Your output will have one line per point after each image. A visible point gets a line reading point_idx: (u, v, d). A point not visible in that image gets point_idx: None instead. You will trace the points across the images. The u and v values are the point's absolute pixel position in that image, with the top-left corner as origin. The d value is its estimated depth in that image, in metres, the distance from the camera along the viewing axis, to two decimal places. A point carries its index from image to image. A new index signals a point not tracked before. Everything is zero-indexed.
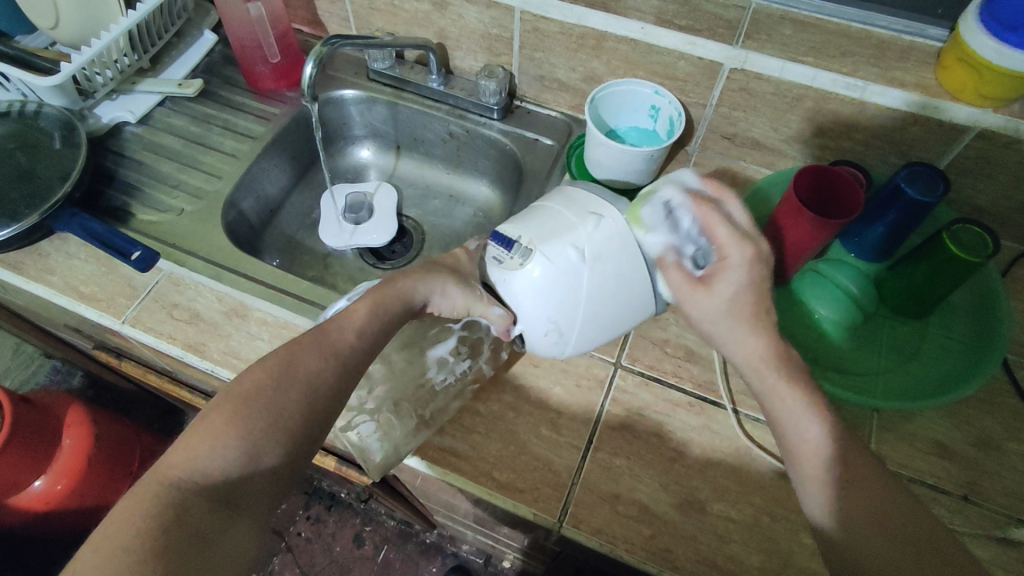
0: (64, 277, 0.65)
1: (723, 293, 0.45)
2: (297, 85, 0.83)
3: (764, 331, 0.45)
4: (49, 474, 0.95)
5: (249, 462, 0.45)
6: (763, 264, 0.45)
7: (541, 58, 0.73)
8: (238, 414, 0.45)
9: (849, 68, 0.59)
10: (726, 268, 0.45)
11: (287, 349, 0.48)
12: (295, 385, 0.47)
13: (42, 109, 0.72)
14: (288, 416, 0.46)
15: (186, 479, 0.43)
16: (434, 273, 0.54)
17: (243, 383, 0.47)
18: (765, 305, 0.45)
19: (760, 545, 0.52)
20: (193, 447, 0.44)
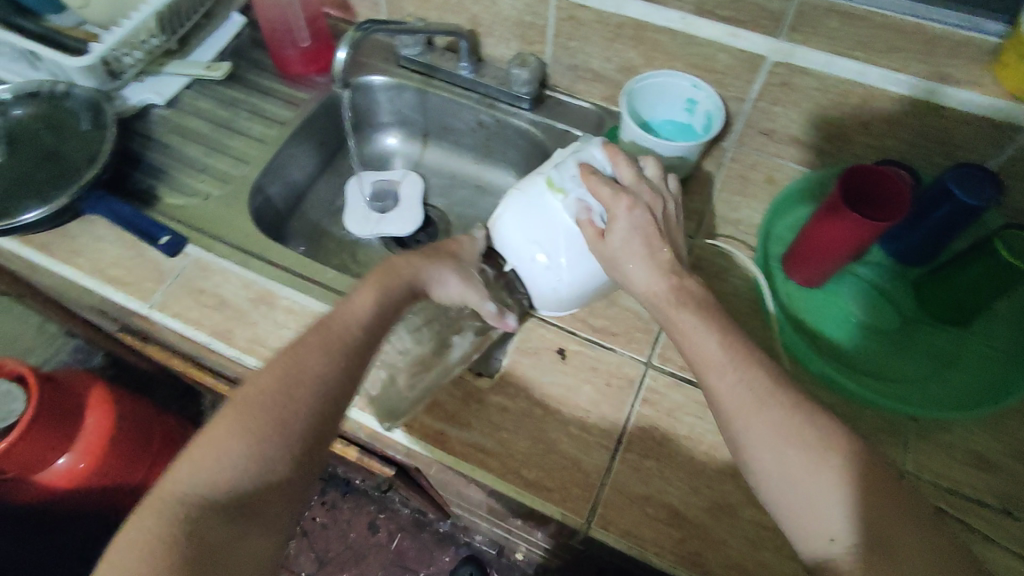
0: (92, 259, 0.65)
1: (614, 243, 0.51)
2: (325, 70, 0.82)
3: (655, 268, 0.50)
4: (72, 453, 0.95)
5: (257, 473, 0.43)
6: (646, 215, 0.50)
7: (575, 48, 0.71)
8: (244, 424, 0.43)
9: (899, 64, 0.57)
10: (613, 221, 0.50)
11: (288, 357, 0.46)
12: (299, 389, 0.45)
13: (72, 89, 0.71)
14: (293, 424, 0.44)
15: (193, 491, 0.41)
16: (431, 260, 0.54)
17: (247, 391, 0.45)
18: (648, 250, 0.50)
19: (793, 553, 0.51)
20: (202, 457, 0.42)
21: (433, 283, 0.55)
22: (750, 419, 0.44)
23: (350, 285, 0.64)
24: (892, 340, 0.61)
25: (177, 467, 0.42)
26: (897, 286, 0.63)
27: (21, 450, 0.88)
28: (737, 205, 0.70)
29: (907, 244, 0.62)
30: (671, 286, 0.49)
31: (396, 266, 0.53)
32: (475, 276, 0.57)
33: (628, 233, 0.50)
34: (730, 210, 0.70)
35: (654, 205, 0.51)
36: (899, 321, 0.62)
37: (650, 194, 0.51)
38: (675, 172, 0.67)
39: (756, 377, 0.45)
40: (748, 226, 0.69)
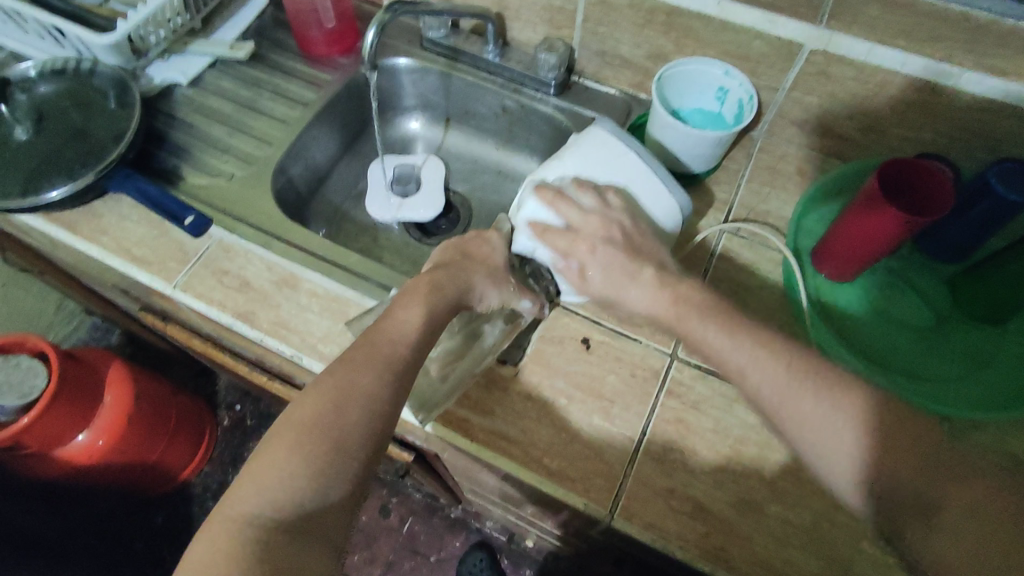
0: (117, 239, 0.65)
1: (596, 283, 0.53)
2: (349, 51, 0.81)
3: (646, 287, 0.51)
4: (91, 429, 0.97)
5: (319, 492, 0.38)
6: (609, 249, 0.52)
7: (605, 33, 0.70)
8: (303, 440, 0.39)
9: (943, 54, 0.55)
10: (586, 266, 0.53)
11: (342, 369, 0.43)
12: (354, 402, 0.41)
13: (97, 67, 0.71)
14: (352, 439, 0.40)
15: (257, 512, 0.37)
16: (470, 276, 0.52)
17: (302, 406, 0.41)
18: (630, 277, 0.52)
19: (818, 550, 0.50)
20: (260, 477, 0.38)
21: (474, 295, 0.52)
22: (781, 406, 0.44)
23: (373, 269, 0.64)
24: (923, 338, 0.59)
25: (233, 490, 0.38)
26: (930, 283, 0.62)
27: (45, 428, 0.87)
28: (766, 196, 0.69)
29: (942, 241, 0.60)
30: (670, 298, 0.50)
31: (434, 276, 0.50)
32: (509, 281, 0.55)
33: (604, 269, 0.52)
34: (758, 202, 0.69)
35: (611, 230, 0.53)
36: (931, 319, 0.60)
37: (604, 224, 0.53)
38: (705, 161, 0.66)
39: (778, 364, 0.45)
40: (777, 218, 0.68)
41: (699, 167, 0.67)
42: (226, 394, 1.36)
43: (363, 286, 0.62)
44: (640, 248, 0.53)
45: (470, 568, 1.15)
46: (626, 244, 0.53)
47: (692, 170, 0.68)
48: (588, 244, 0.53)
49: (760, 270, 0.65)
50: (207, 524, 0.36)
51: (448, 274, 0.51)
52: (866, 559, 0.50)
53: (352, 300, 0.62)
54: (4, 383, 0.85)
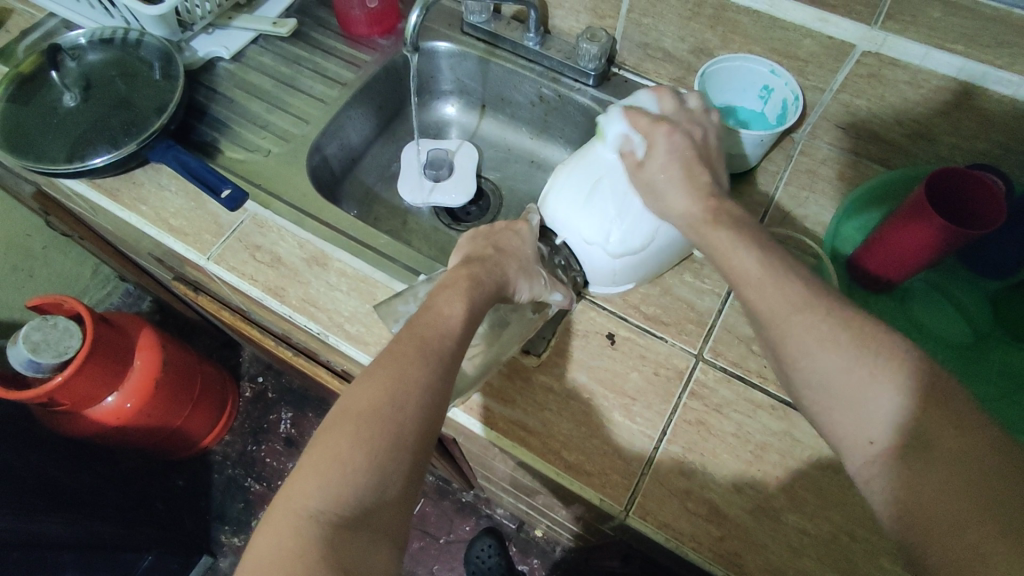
0: (155, 208, 0.66)
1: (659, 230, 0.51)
2: (389, 33, 0.81)
3: (683, 188, 0.49)
4: (121, 392, 1.00)
5: (379, 485, 0.38)
6: (685, 138, 0.50)
7: (649, 25, 0.68)
8: (361, 435, 0.39)
9: (1005, 61, 0.52)
10: (652, 140, 0.50)
11: (394, 363, 0.42)
12: (410, 397, 0.41)
13: (144, 38, 0.72)
14: (408, 435, 0.40)
15: (322, 509, 0.37)
16: (504, 268, 0.52)
17: (356, 401, 0.40)
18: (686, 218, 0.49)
19: (835, 563, 0.49)
20: (316, 474, 0.38)
21: (507, 288, 0.52)
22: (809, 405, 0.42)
23: (402, 252, 0.64)
24: (959, 354, 0.58)
25: (290, 486, 0.38)
26: (971, 299, 0.60)
27: (79, 387, 0.90)
28: (804, 200, 0.67)
29: (988, 256, 0.58)
30: (710, 206, 0.48)
31: (472, 270, 0.50)
32: (540, 274, 0.54)
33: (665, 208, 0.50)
34: (796, 206, 0.67)
35: (693, 129, 0.51)
36: (970, 336, 0.58)
37: (690, 119, 0.52)
38: (744, 160, 0.64)
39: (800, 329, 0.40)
40: (814, 223, 0.66)
41: (736, 168, 0.66)
42: (250, 366, 1.39)
43: (391, 268, 0.63)
44: (713, 161, 0.51)
45: (478, 553, 1.16)
46: (697, 150, 0.50)
47: (730, 169, 0.66)
48: (667, 126, 0.50)
49: None
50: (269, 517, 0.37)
51: (484, 267, 0.51)
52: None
53: (380, 282, 0.63)
54: (41, 341, 0.87)
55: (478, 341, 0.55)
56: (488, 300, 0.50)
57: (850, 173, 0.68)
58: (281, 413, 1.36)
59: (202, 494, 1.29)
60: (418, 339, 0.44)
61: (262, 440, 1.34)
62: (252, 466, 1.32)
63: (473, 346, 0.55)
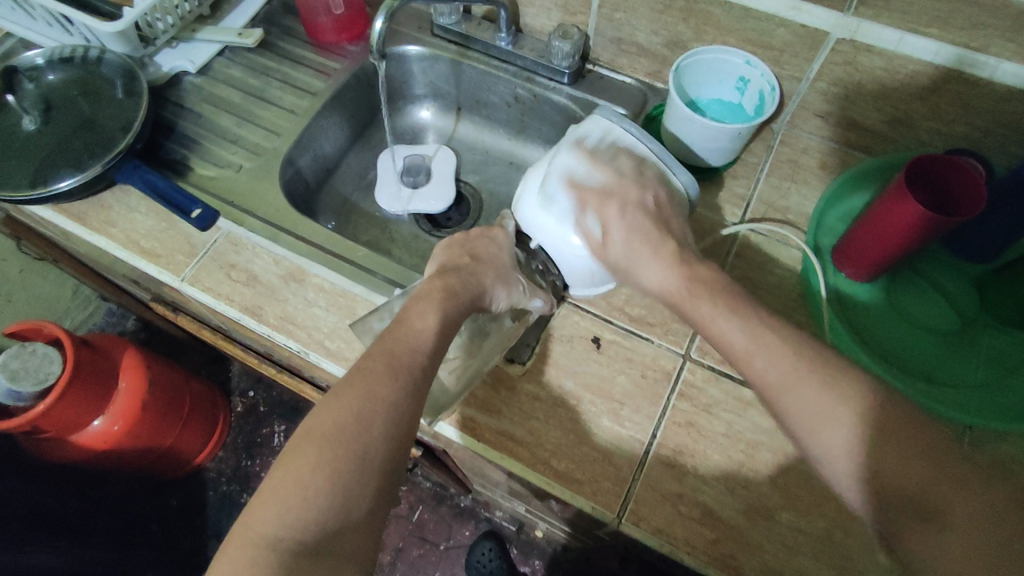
0: (125, 230, 0.65)
1: (617, 251, 0.51)
2: (358, 39, 0.79)
3: (660, 266, 0.49)
4: (107, 415, 0.98)
5: (342, 508, 0.38)
6: (639, 213, 0.51)
7: (621, 20, 0.67)
8: (324, 458, 0.38)
9: (979, 43, 0.51)
10: (609, 226, 0.51)
11: (362, 382, 0.41)
12: (376, 416, 0.40)
13: (104, 55, 0.70)
14: (374, 455, 0.39)
15: (281, 537, 0.36)
16: (480, 275, 0.51)
17: (321, 421, 0.40)
18: (652, 249, 0.50)
19: (831, 561, 0.49)
20: (276, 502, 0.37)
21: (485, 298, 0.51)
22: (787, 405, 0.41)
23: (380, 264, 0.63)
24: (949, 342, 0.57)
25: (251, 511, 0.37)
26: (956, 284, 0.59)
27: (61, 413, 0.88)
28: (786, 191, 0.67)
29: (970, 240, 0.58)
30: (685, 277, 0.48)
31: (447, 282, 0.49)
32: (519, 280, 0.53)
33: (629, 234, 0.50)
34: (778, 197, 0.66)
35: (644, 195, 0.51)
36: (957, 321, 0.58)
37: (633, 189, 0.51)
38: (723, 155, 0.63)
39: None
40: (797, 215, 0.65)
41: (716, 162, 0.65)
42: (239, 381, 1.37)
43: (370, 281, 0.62)
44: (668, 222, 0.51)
45: (479, 557, 1.15)
46: (654, 219, 0.51)
47: (710, 163, 0.65)
48: (618, 207, 0.51)
49: (780, 269, 0.63)
50: (227, 546, 0.36)
51: (460, 278, 0.50)
52: (881, 569, 0.48)
53: (360, 296, 0.61)
54: (19, 369, 0.85)
55: (455, 353, 0.54)
56: (466, 312, 0.49)
57: (831, 162, 0.68)
58: (274, 426, 1.34)
59: (195, 512, 1.27)
60: (395, 358, 0.43)
61: (256, 454, 1.32)
62: (246, 481, 1.30)
63: (450, 358, 0.54)
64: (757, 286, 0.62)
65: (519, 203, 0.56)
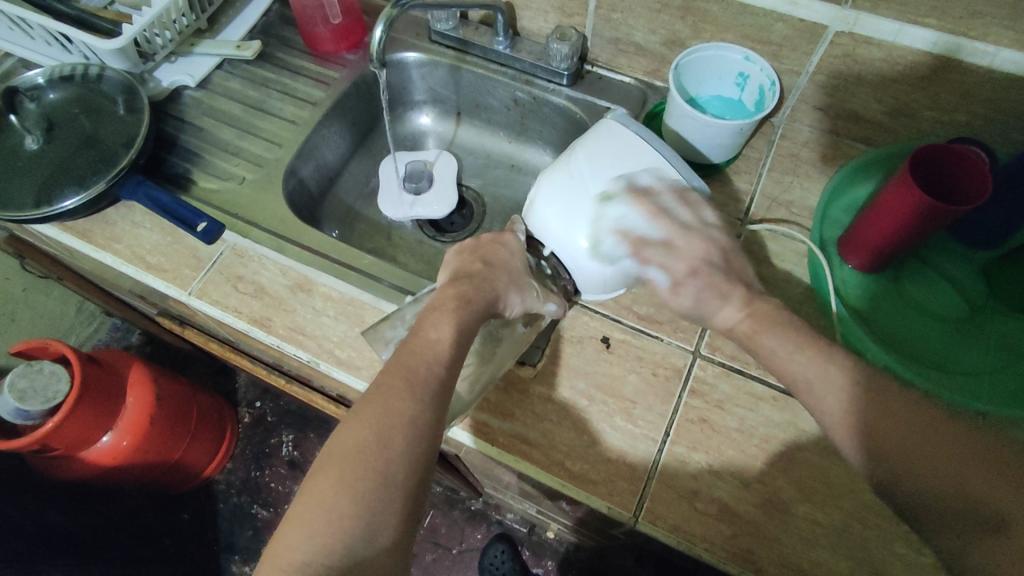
0: (130, 246, 0.65)
1: (685, 302, 0.50)
2: (356, 47, 0.79)
3: (734, 307, 0.49)
4: (116, 431, 0.97)
5: (369, 531, 0.38)
6: (710, 266, 0.50)
7: (618, 20, 0.67)
8: (348, 480, 0.38)
9: (979, 31, 0.52)
10: (678, 280, 0.50)
11: (380, 398, 0.41)
12: (397, 431, 0.40)
13: (104, 72, 0.70)
14: (396, 472, 0.39)
15: (310, 559, 0.37)
16: (494, 280, 0.51)
17: (341, 441, 0.40)
18: (722, 295, 0.49)
19: (849, 553, 0.49)
20: (305, 521, 0.37)
21: (498, 303, 0.51)
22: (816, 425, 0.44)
23: (386, 270, 0.63)
24: (959, 330, 0.57)
25: (280, 539, 0.38)
26: (963, 272, 0.60)
27: (71, 430, 0.88)
28: (789, 185, 0.67)
29: (977, 226, 0.58)
30: (749, 314, 0.48)
31: (460, 289, 0.49)
32: (531, 285, 0.53)
33: (699, 288, 0.50)
34: (781, 191, 0.66)
35: (709, 246, 0.50)
36: (966, 309, 0.58)
37: (705, 238, 0.50)
38: (724, 151, 0.64)
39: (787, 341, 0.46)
40: (800, 208, 0.65)
41: (718, 158, 0.65)
42: (246, 392, 1.38)
43: (376, 288, 0.62)
44: (735, 266, 0.51)
45: (492, 559, 1.15)
46: (718, 263, 0.50)
47: (711, 160, 0.66)
48: (688, 264, 0.50)
49: (785, 263, 0.63)
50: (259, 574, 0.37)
51: (473, 285, 0.50)
52: (901, 561, 0.48)
53: (367, 304, 0.61)
54: (28, 388, 0.85)
55: (470, 361, 0.53)
56: (477, 316, 0.49)
57: (832, 154, 0.68)
58: (282, 436, 1.34)
59: (208, 526, 1.27)
60: (409, 364, 0.43)
61: (265, 464, 1.32)
62: (256, 492, 1.30)
63: (465, 365, 0.53)
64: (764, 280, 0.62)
65: (529, 209, 0.56)
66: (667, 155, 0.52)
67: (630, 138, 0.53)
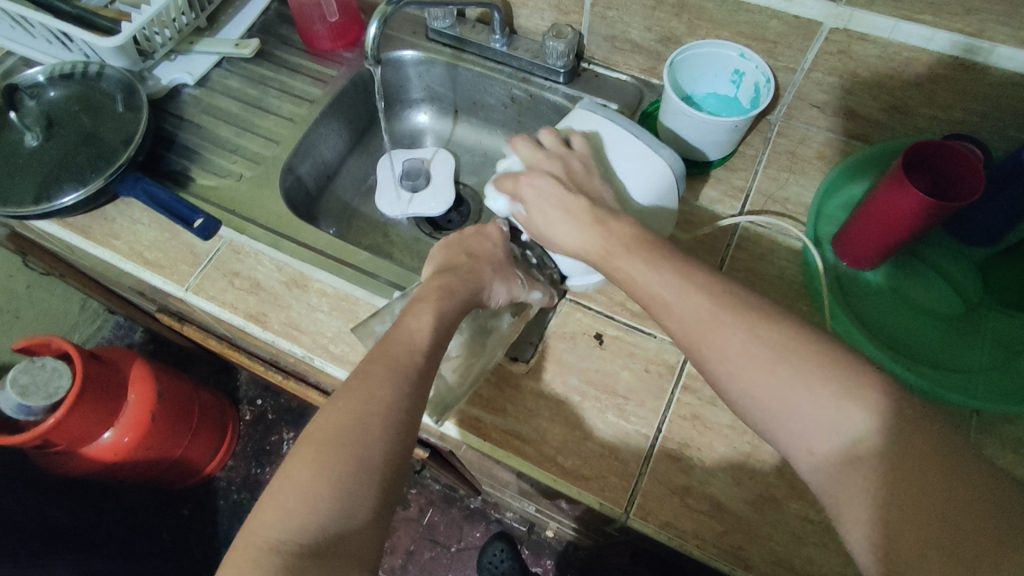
0: (128, 242, 0.66)
1: (532, 214, 0.55)
2: (354, 45, 0.80)
3: (579, 220, 0.51)
4: (117, 427, 0.98)
5: (346, 511, 0.38)
6: (550, 181, 0.54)
7: (614, 17, 0.67)
8: (324, 462, 0.39)
9: (974, 27, 0.51)
10: (526, 193, 0.55)
11: (360, 385, 0.42)
12: (374, 416, 0.41)
13: (104, 70, 0.71)
14: (375, 456, 0.40)
15: (287, 537, 0.37)
16: (477, 269, 0.53)
17: (321, 426, 0.40)
18: (563, 208, 0.52)
19: (841, 549, 0.49)
20: (282, 505, 0.38)
21: (483, 293, 0.53)
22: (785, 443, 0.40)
23: (381, 267, 0.63)
24: (954, 328, 0.57)
25: (257, 517, 0.38)
26: (959, 271, 0.59)
27: (73, 425, 0.89)
28: (785, 181, 0.67)
29: (974, 224, 0.58)
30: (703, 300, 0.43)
31: (446, 283, 0.51)
32: (515, 274, 0.56)
33: (541, 199, 0.54)
34: (777, 188, 0.66)
35: (558, 165, 0.55)
36: (961, 307, 0.58)
37: (551, 160, 0.55)
38: (719, 148, 0.64)
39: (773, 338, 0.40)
40: (796, 205, 0.65)
41: (713, 155, 0.65)
42: (247, 389, 1.38)
43: (371, 284, 0.62)
44: (585, 187, 0.54)
45: (490, 559, 1.15)
46: (568, 181, 0.54)
47: (706, 157, 0.66)
48: (531, 179, 0.55)
49: (779, 260, 0.63)
50: (234, 556, 0.37)
51: (457, 277, 0.52)
52: None
53: (362, 300, 0.62)
54: (29, 384, 0.86)
55: (457, 351, 0.55)
56: (467, 310, 0.49)
57: (829, 151, 0.68)
58: (283, 434, 1.35)
59: (208, 521, 1.28)
60: (397, 358, 0.43)
61: (266, 462, 1.33)
62: (257, 489, 1.31)
63: (453, 356, 0.55)
64: (758, 277, 0.62)
65: None
66: (641, 137, 0.57)
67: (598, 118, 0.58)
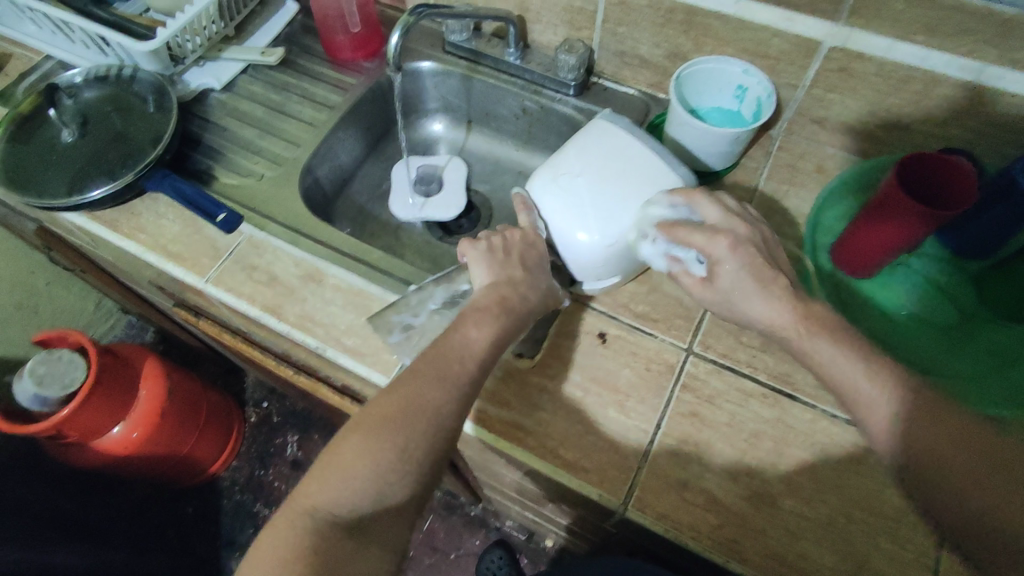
0: (153, 235, 0.68)
1: (724, 286, 0.50)
2: (374, 56, 0.83)
3: (779, 296, 0.49)
4: (127, 422, 1.00)
5: (381, 493, 0.42)
6: (754, 252, 0.50)
7: (624, 34, 0.71)
8: (369, 446, 0.42)
9: (968, 47, 0.54)
10: (720, 263, 0.50)
11: (409, 381, 0.45)
12: (420, 412, 0.44)
13: (137, 73, 0.75)
14: (414, 447, 0.43)
15: (329, 507, 0.41)
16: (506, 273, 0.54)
17: (370, 413, 0.44)
18: (765, 284, 0.49)
19: (834, 546, 0.50)
20: (326, 478, 0.42)
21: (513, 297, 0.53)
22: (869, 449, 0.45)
23: (394, 265, 0.66)
24: (947, 336, 0.58)
25: (305, 485, 0.42)
26: (953, 283, 0.61)
27: (86, 418, 0.91)
28: (785, 194, 0.69)
29: (968, 235, 0.59)
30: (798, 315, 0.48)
31: (491, 290, 0.52)
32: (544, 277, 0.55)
33: (740, 271, 0.50)
34: (777, 199, 0.69)
35: (755, 233, 0.52)
36: (955, 316, 0.59)
37: (746, 225, 0.52)
38: (722, 159, 0.66)
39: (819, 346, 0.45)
40: (795, 216, 0.67)
41: (716, 165, 0.68)
42: (254, 391, 1.40)
43: (385, 281, 0.64)
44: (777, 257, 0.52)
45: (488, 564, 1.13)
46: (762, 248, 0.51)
47: (710, 167, 0.68)
48: (732, 244, 0.50)
49: None
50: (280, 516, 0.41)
51: (507, 288, 0.53)
52: (885, 555, 0.49)
53: (375, 295, 0.64)
54: (46, 374, 0.88)
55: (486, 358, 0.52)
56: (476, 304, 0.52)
57: (828, 166, 0.70)
58: (287, 437, 1.36)
59: (211, 519, 1.28)
60: None
61: (269, 464, 1.34)
62: (259, 490, 1.31)
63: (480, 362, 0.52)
64: None
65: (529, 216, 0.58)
66: (654, 149, 0.55)
67: (619, 135, 0.56)
